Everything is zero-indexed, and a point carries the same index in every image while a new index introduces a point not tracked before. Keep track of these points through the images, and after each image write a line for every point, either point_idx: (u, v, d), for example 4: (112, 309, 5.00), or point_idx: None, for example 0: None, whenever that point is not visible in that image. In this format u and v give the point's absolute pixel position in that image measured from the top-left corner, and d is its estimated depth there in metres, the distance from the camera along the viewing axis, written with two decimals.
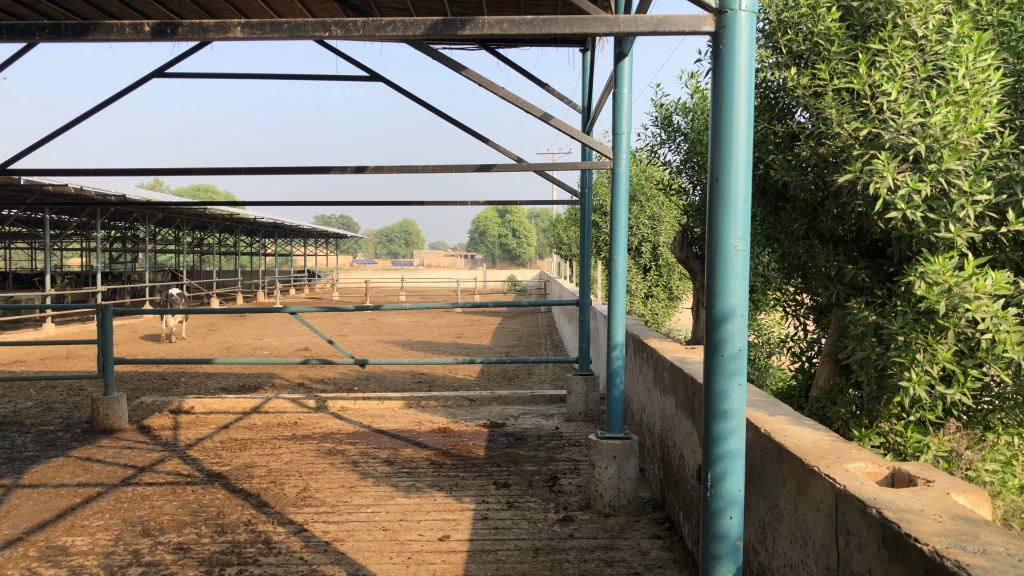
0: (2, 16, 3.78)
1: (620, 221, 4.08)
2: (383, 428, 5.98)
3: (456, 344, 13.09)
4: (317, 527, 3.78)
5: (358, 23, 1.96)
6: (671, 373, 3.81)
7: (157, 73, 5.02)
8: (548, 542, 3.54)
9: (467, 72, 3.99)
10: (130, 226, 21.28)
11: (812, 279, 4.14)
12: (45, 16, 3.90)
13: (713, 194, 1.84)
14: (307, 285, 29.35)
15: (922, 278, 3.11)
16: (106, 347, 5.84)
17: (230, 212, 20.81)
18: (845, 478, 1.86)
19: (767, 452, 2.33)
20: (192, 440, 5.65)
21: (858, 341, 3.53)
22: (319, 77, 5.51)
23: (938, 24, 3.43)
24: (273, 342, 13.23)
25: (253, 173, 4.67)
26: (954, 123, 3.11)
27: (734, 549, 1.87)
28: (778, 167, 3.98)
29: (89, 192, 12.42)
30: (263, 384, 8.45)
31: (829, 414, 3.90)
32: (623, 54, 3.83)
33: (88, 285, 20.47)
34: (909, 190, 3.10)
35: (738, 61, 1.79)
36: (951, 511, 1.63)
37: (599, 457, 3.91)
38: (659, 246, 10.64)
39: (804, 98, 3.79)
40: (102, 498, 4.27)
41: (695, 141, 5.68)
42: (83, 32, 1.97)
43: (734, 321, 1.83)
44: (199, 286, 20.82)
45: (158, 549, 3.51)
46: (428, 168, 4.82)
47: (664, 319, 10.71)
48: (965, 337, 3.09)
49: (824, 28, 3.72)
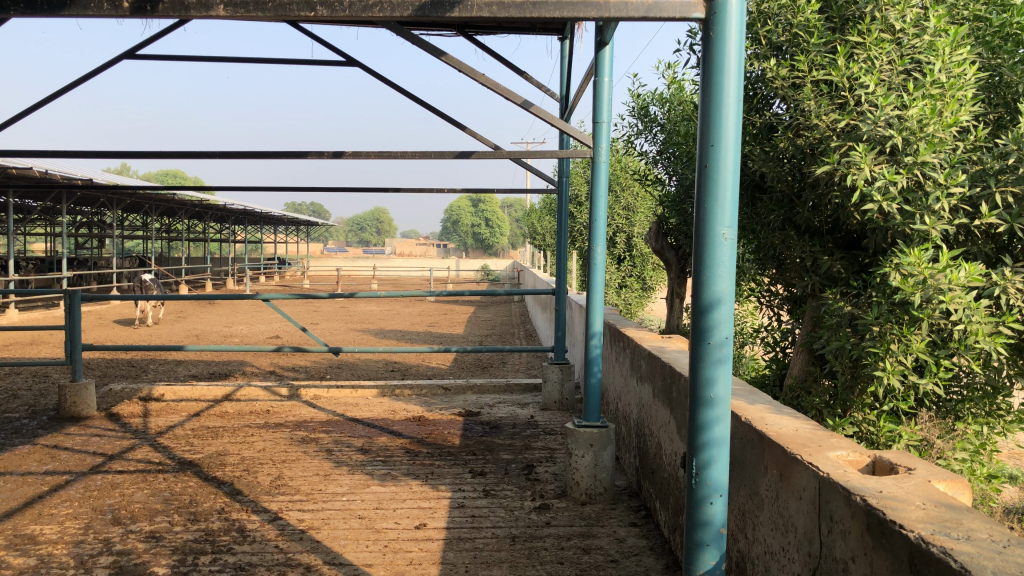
0: None
1: (600, 212, 4.09)
2: (357, 416, 5.94)
3: (429, 333, 13.05)
4: (292, 515, 3.75)
5: (344, 2, 1.89)
6: (648, 362, 3.82)
7: (129, 55, 4.94)
8: (525, 531, 3.54)
9: (446, 58, 3.96)
10: (95, 211, 20.94)
11: (787, 269, 4.16)
12: None
13: (701, 181, 1.84)
14: (278, 273, 29.10)
15: (897, 270, 3.13)
16: (74, 334, 5.73)
17: (200, 198, 20.60)
18: (828, 466, 1.87)
19: (748, 440, 2.33)
20: (162, 427, 5.56)
21: (833, 331, 3.56)
22: (294, 61, 5.45)
23: (915, 18, 3.45)
24: (243, 330, 13.11)
25: (228, 158, 4.60)
26: (930, 116, 3.14)
27: (719, 536, 1.87)
28: (755, 158, 3.99)
29: (55, 176, 12.22)
30: (234, 373, 8.36)
31: (803, 403, 3.93)
32: (603, 43, 3.82)
33: (53, 271, 20.14)
34: (885, 182, 3.13)
35: (728, 49, 1.78)
36: (933, 498, 1.65)
37: (575, 445, 3.91)
38: (634, 237, 10.67)
39: (782, 89, 3.80)
40: (70, 486, 4.20)
41: (671, 132, 5.70)
42: (60, 7, 1.89)
43: (721, 309, 1.83)
44: (168, 272, 20.57)
45: (130, 538, 3.46)
46: (407, 155, 4.79)
47: (638, 310, 10.74)
48: (938, 328, 3.13)
49: (803, 20, 3.73)
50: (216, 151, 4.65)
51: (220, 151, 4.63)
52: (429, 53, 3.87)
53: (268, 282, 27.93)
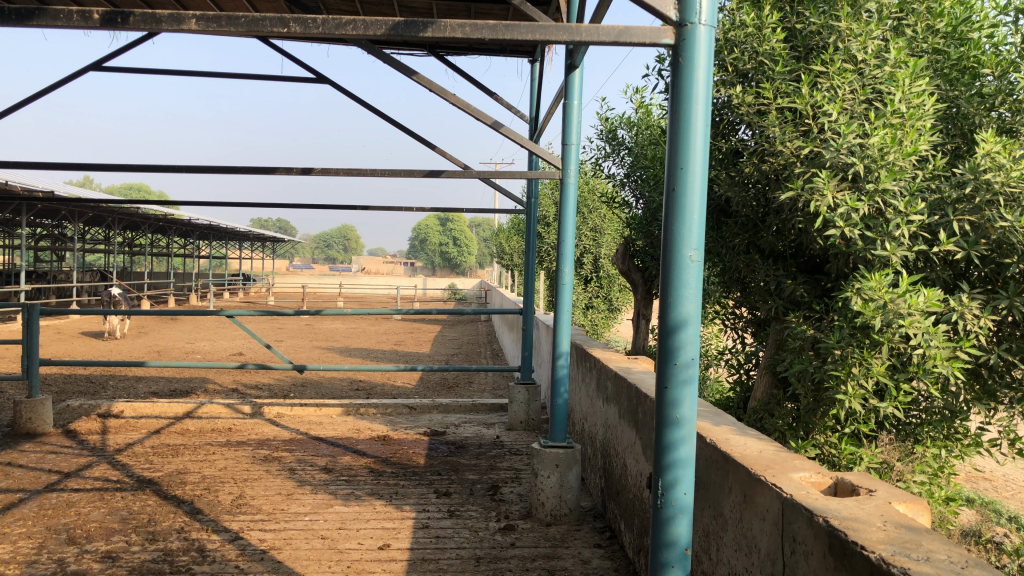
0: None
1: (568, 233, 4.12)
2: (321, 435, 5.88)
3: (395, 351, 13.00)
4: (253, 535, 3.69)
5: (317, 20, 1.90)
6: (615, 382, 3.84)
7: (94, 67, 4.91)
8: (490, 552, 3.52)
9: (417, 77, 3.97)
10: (56, 224, 20.57)
11: (751, 293, 4.22)
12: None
13: (668, 205, 1.86)
14: (243, 289, 28.77)
15: (859, 294, 3.18)
16: (31, 349, 5.61)
17: (164, 212, 20.40)
18: (791, 487, 1.89)
19: (712, 460, 2.35)
20: (121, 445, 5.46)
21: (795, 354, 3.60)
22: (263, 77, 5.45)
23: (876, 50, 3.54)
24: (206, 346, 12.93)
25: (193, 172, 4.57)
26: (891, 145, 3.21)
27: (684, 557, 1.88)
28: (722, 183, 4.05)
29: (15, 187, 12.04)
30: (196, 390, 8.22)
31: (767, 424, 3.97)
32: (573, 66, 3.87)
33: (10, 284, 19.77)
34: (847, 209, 3.19)
35: (696, 76, 1.82)
36: (894, 520, 1.67)
37: (541, 465, 3.92)
38: (600, 258, 10.78)
39: (748, 116, 3.86)
40: (23, 505, 4.10)
41: (638, 155, 5.76)
42: (27, 16, 1.85)
43: (687, 330, 1.85)
44: (130, 287, 20.26)
45: (85, 558, 3.38)
46: (376, 173, 4.79)
47: (603, 331, 10.84)
48: (898, 352, 3.18)
49: (769, 48, 3.81)
50: (184, 165, 4.61)
51: (188, 165, 4.60)
52: (400, 71, 3.88)
53: (232, 298, 27.61)
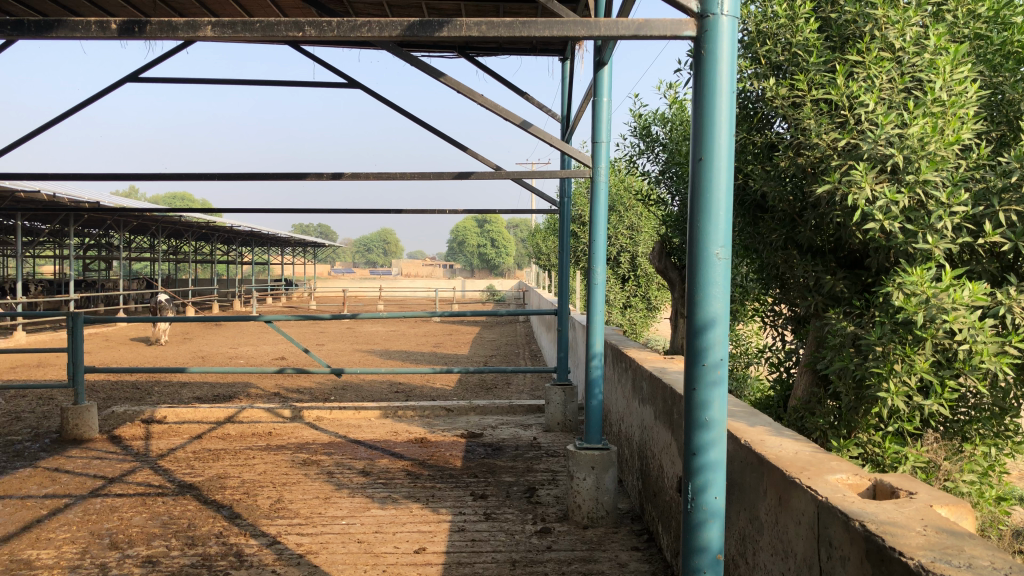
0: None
1: (600, 231, 4.08)
2: (360, 438, 5.91)
3: (434, 353, 13.04)
4: (290, 540, 3.71)
5: (332, 23, 1.91)
6: (650, 383, 3.79)
7: (131, 78, 4.99)
8: (526, 555, 3.49)
9: (445, 79, 3.96)
10: (103, 234, 21.00)
11: (790, 289, 4.13)
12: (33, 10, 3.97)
13: (694, 201, 1.82)
14: (286, 294, 29.12)
15: (900, 289, 3.09)
16: (76, 357, 5.72)
17: (207, 219, 20.75)
18: (826, 490, 1.84)
19: (748, 463, 2.30)
20: (163, 450, 5.54)
21: (835, 351, 3.51)
22: (296, 84, 5.50)
23: (915, 36, 3.44)
24: (249, 351, 13.10)
25: (228, 180, 4.62)
26: (931, 135, 3.12)
27: (716, 562, 1.83)
28: (756, 177, 3.97)
29: (63, 198, 12.34)
30: (238, 395, 8.32)
31: (808, 423, 3.88)
32: (602, 63, 3.82)
33: (60, 293, 20.25)
34: (886, 201, 3.10)
35: (719, 68, 1.78)
36: (935, 524, 1.61)
37: (577, 467, 3.88)
38: (637, 257, 10.69)
39: (782, 109, 3.78)
40: (68, 510, 4.17)
41: (673, 152, 5.68)
42: (48, 29, 1.89)
43: (716, 329, 1.80)
44: (175, 295, 20.61)
45: (126, 562, 3.43)
46: (406, 176, 4.79)
47: (642, 330, 10.70)
48: (943, 348, 3.08)
49: (802, 39, 3.72)
50: (220, 173, 4.66)
51: (225, 173, 4.65)
52: (428, 74, 3.87)
53: (275, 303, 27.96)
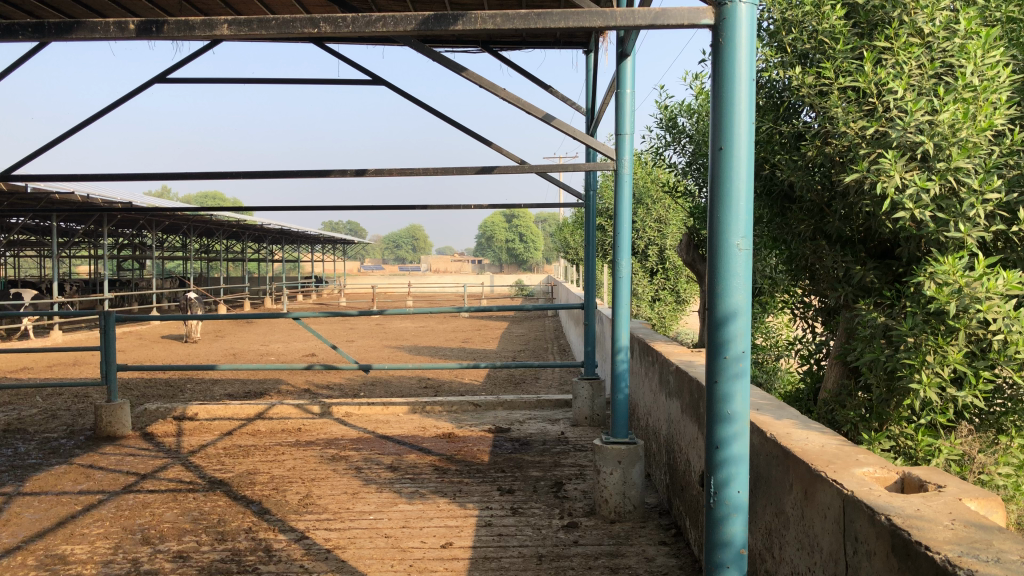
0: (14, 13, 3.94)
1: (624, 224, 4.05)
2: (388, 433, 5.93)
3: (463, 349, 13.06)
4: (318, 535, 3.73)
5: (348, 19, 1.90)
6: (676, 377, 3.75)
7: (159, 79, 5.05)
8: (553, 550, 3.48)
9: (467, 74, 3.95)
10: (136, 234, 21.31)
11: (819, 280, 4.06)
12: (61, 11, 4.03)
13: (714, 192, 1.80)
14: (316, 291, 29.34)
15: (932, 279, 3.02)
16: (109, 355, 5.80)
17: (238, 218, 21.00)
18: (852, 483, 1.80)
19: (773, 456, 2.26)
20: (194, 447, 5.61)
21: (866, 343, 3.45)
22: (321, 81, 5.52)
23: (945, 21, 3.35)
24: (280, 348, 13.23)
25: (254, 178, 4.66)
26: (962, 121, 3.04)
27: (740, 557, 1.81)
28: (784, 167, 3.91)
29: (97, 200, 12.55)
30: (269, 391, 8.40)
31: (838, 416, 3.82)
32: (625, 54, 3.79)
33: (96, 293, 20.59)
34: (917, 190, 3.04)
35: (738, 55, 1.74)
36: (963, 518, 1.57)
37: (604, 462, 3.86)
38: (666, 250, 10.62)
39: (809, 97, 3.72)
40: (102, 506, 4.24)
41: (700, 143, 5.62)
42: (68, 30, 1.93)
43: (737, 322, 1.78)
44: (208, 293, 20.86)
45: (157, 557, 3.47)
46: (430, 171, 4.80)
47: (672, 324, 10.59)
48: (976, 338, 3.02)
49: (829, 26, 3.66)
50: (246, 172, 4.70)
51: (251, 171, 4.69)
52: (450, 69, 3.86)
53: (307, 300, 28.19)
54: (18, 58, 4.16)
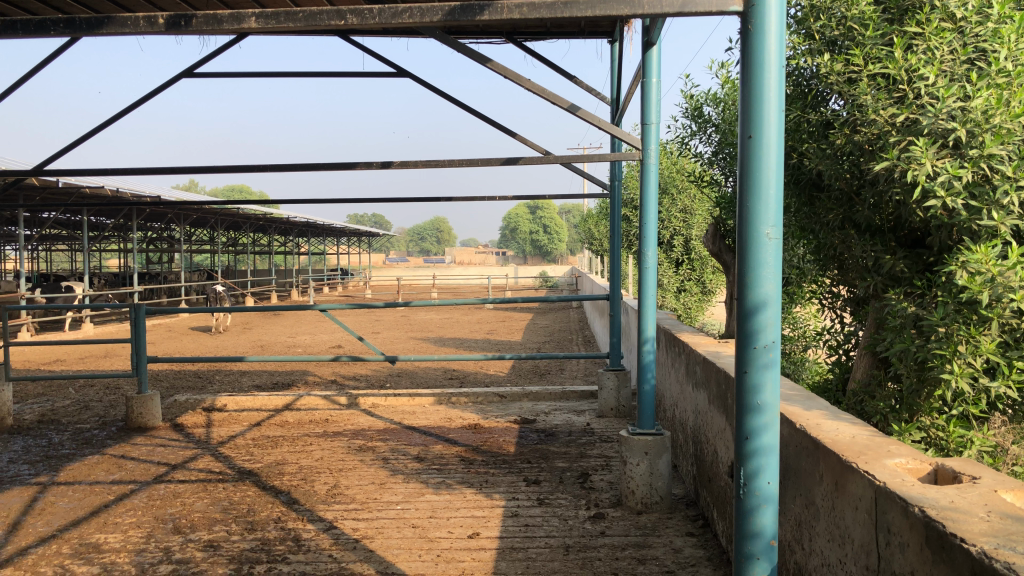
0: (45, 10, 3.99)
1: (649, 213, 4.04)
2: (414, 424, 5.96)
3: (488, 340, 13.09)
4: (347, 524, 3.76)
5: (374, 10, 1.94)
6: (703, 367, 3.73)
7: (187, 74, 5.09)
8: (579, 540, 3.48)
9: (491, 65, 3.94)
10: (164, 227, 21.57)
11: (848, 269, 4.02)
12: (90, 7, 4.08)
13: (744, 179, 1.78)
14: (342, 283, 29.52)
15: (964, 268, 2.97)
16: (140, 347, 5.88)
17: (264, 211, 21.20)
18: (884, 474, 1.78)
19: (803, 447, 2.24)
20: (224, 437, 5.67)
21: (896, 333, 3.40)
22: (346, 74, 5.54)
23: (978, 6, 3.28)
24: (306, 340, 13.34)
25: (280, 171, 4.69)
26: (996, 107, 2.98)
27: (770, 548, 1.79)
28: (812, 156, 3.87)
29: (126, 194, 12.70)
30: (296, 382, 8.47)
31: (867, 407, 3.78)
32: (651, 43, 3.76)
33: (125, 286, 20.86)
34: (948, 177, 2.98)
35: (768, 40, 1.72)
36: (998, 510, 1.55)
37: (630, 453, 3.85)
38: (691, 240, 10.57)
39: (838, 84, 3.68)
40: (134, 495, 4.30)
41: (726, 132, 5.57)
42: (101, 25, 1.97)
43: (767, 311, 1.77)
44: (235, 285, 21.07)
45: (189, 546, 3.52)
46: (455, 163, 4.80)
47: (697, 315, 10.54)
48: (1010, 328, 2.97)
49: (859, 12, 3.60)
50: (273, 165, 4.73)
51: (278, 164, 4.72)
52: (475, 60, 3.86)
53: (332, 292, 28.39)
54: (49, 55, 4.21)
